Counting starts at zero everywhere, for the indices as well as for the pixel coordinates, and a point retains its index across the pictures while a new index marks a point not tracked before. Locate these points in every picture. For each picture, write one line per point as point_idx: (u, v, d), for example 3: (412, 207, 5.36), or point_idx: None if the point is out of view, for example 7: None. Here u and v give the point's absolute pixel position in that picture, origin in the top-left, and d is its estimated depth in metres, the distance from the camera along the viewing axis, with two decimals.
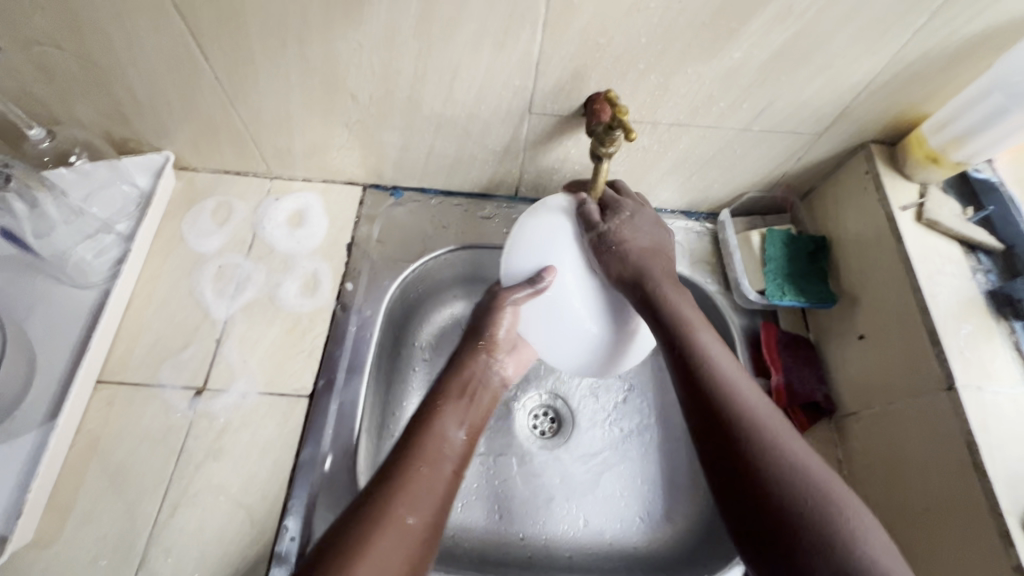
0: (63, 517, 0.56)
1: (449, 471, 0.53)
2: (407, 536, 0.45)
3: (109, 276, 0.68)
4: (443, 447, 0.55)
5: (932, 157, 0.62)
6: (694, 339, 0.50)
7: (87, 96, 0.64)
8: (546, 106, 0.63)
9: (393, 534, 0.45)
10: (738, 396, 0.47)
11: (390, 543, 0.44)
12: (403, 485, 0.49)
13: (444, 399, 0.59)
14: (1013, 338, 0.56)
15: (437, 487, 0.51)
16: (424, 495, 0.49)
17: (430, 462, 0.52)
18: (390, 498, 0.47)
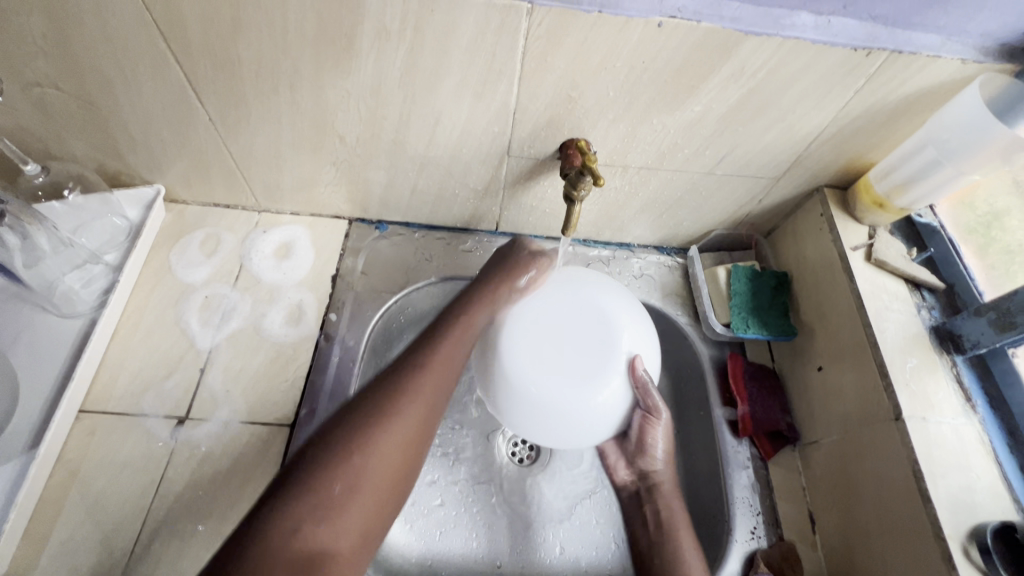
0: (38, 547, 0.56)
1: (436, 405, 0.49)
2: (386, 473, 0.44)
3: (96, 305, 0.69)
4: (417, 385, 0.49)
5: (879, 203, 0.67)
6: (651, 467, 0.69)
7: (84, 132, 0.66)
8: (523, 150, 0.67)
9: (369, 463, 0.43)
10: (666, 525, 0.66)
11: (362, 476, 0.43)
12: (387, 418, 0.46)
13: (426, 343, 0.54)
14: (955, 371, 0.60)
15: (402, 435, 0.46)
16: (406, 433, 0.46)
17: (420, 398, 0.48)
18: (372, 429, 0.45)
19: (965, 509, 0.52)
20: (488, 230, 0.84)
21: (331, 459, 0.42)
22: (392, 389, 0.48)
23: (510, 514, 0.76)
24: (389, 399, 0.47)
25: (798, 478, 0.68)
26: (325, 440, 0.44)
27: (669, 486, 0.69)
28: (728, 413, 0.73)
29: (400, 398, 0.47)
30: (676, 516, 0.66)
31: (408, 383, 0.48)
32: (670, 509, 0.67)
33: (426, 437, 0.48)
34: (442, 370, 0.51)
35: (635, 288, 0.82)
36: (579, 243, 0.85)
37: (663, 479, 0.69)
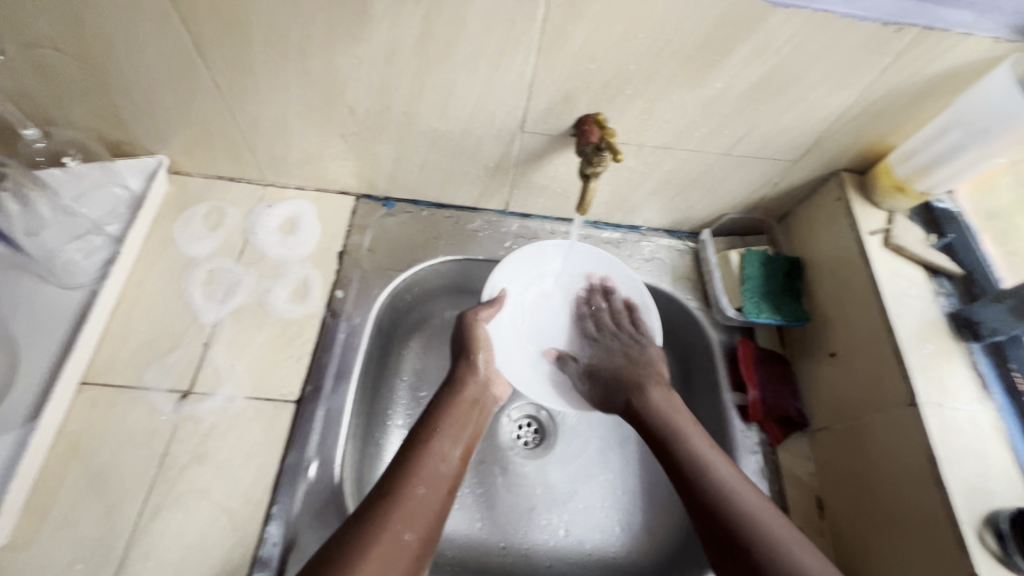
0: (39, 519, 0.56)
1: (442, 490, 0.58)
2: (400, 551, 0.50)
3: (97, 277, 0.67)
4: (440, 466, 0.59)
5: (898, 187, 0.66)
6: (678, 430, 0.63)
7: (84, 98, 0.64)
8: (537, 126, 0.65)
9: (386, 541, 0.50)
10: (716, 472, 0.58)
11: (381, 553, 0.49)
12: (398, 505, 0.53)
13: (443, 420, 0.64)
14: (971, 358, 0.59)
15: (431, 505, 0.56)
16: (416, 517, 0.54)
17: (428, 484, 0.57)
18: (388, 520, 0.52)
19: (980, 495, 0.51)
20: (498, 210, 0.82)
21: (357, 539, 0.49)
22: (407, 469, 0.57)
23: (514, 496, 0.75)
24: (396, 487, 0.55)
25: (807, 464, 0.68)
26: (349, 524, 0.51)
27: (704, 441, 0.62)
28: (737, 399, 0.72)
29: (407, 484, 0.56)
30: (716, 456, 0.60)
31: (417, 469, 0.58)
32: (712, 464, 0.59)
33: (434, 521, 0.55)
34: (440, 455, 0.60)
35: (645, 271, 0.81)
36: (589, 225, 0.84)
37: (647, 381, 0.69)
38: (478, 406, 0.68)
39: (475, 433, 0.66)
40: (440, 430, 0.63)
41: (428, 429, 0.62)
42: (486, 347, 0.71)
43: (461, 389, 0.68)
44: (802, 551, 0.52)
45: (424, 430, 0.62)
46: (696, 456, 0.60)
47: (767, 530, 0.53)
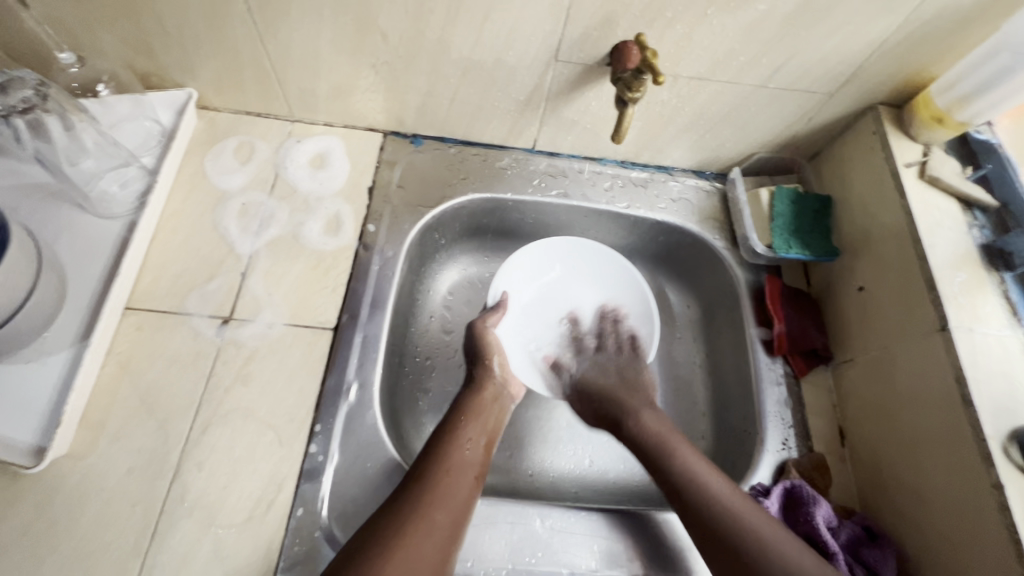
0: (97, 432, 0.58)
1: (470, 476, 0.57)
2: (434, 534, 0.51)
3: (134, 208, 0.68)
4: (464, 454, 0.59)
5: (937, 118, 0.65)
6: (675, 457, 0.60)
7: (115, 25, 0.63)
8: (573, 54, 0.65)
9: (419, 526, 0.51)
10: (716, 505, 0.54)
11: (413, 537, 0.50)
12: (430, 490, 0.54)
13: (465, 415, 0.64)
14: (1003, 287, 0.60)
15: (460, 492, 0.55)
16: (447, 501, 0.54)
17: (456, 471, 0.57)
18: (420, 505, 0.52)
19: (1005, 413, 0.53)
20: (525, 148, 0.82)
21: (390, 522, 0.50)
22: (432, 459, 0.57)
23: (536, 429, 0.78)
24: (424, 473, 0.56)
25: (830, 396, 0.70)
26: (383, 507, 0.52)
27: (683, 446, 0.61)
28: (763, 333, 0.73)
29: (435, 470, 0.56)
30: (682, 450, 0.61)
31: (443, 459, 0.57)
32: (703, 481, 0.57)
33: (466, 506, 0.55)
34: (466, 447, 0.60)
35: (672, 211, 0.81)
36: (616, 164, 0.83)
37: (643, 407, 0.68)
38: (500, 401, 0.68)
39: (497, 425, 0.66)
40: (465, 423, 0.63)
41: (451, 422, 0.62)
42: (498, 351, 0.71)
43: (479, 389, 0.67)
44: (720, 487, 0.56)
45: (446, 425, 0.62)
46: (665, 443, 0.62)
47: (740, 521, 0.53)
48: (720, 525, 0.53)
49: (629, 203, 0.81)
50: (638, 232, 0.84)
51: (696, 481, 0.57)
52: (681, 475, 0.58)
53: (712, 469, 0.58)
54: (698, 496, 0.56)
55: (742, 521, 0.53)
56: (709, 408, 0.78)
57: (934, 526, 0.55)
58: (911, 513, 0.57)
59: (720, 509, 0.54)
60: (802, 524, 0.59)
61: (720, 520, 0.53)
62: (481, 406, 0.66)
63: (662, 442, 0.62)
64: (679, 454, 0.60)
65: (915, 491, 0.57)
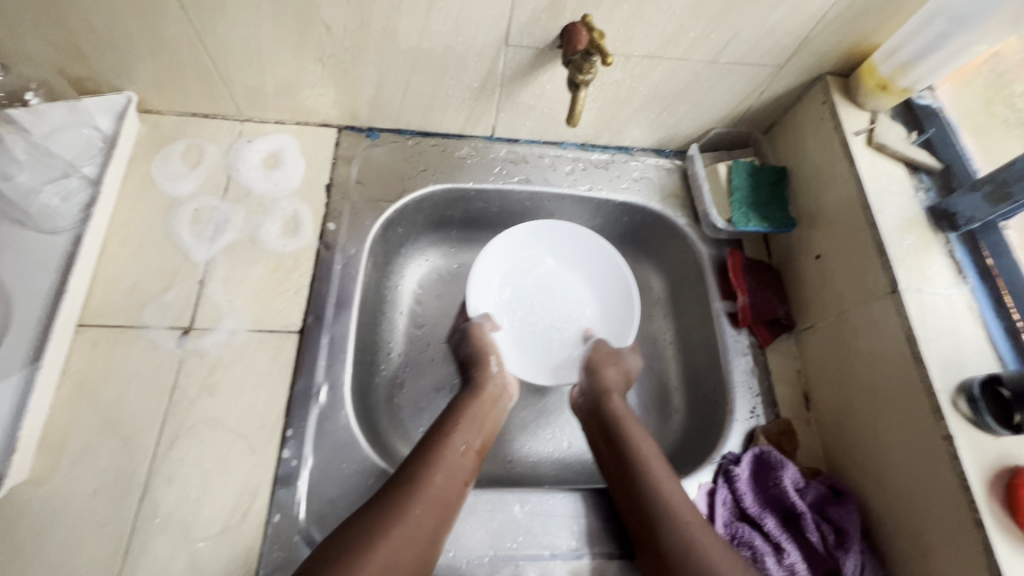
0: (57, 455, 0.56)
1: (462, 481, 0.58)
2: (419, 535, 0.51)
3: (79, 220, 0.66)
4: (458, 458, 0.59)
5: (882, 85, 0.67)
6: (627, 436, 0.63)
7: (40, 27, 0.60)
8: (523, 39, 0.64)
9: (406, 526, 0.51)
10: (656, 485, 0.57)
11: (399, 538, 0.50)
12: (419, 492, 0.54)
13: (462, 415, 0.63)
14: (948, 247, 0.62)
15: (449, 497, 0.55)
16: (433, 502, 0.54)
17: (446, 473, 0.57)
18: (407, 505, 0.52)
19: (953, 367, 0.55)
20: (484, 135, 0.81)
21: (380, 520, 0.50)
22: (424, 460, 0.57)
23: (438, 395, 0.77)
24: (418, 473, 0.55)
25: (794, 362, 0.72)
26: (371, 505, 0.52)
27: (636, 428, 0.64)
28: (728, 306, 0.75)
29: (427, 471, 0.56)
30: (635, 427, 0.64)
31: (436, 462, 0.57)
32: (638, 454, 0.61)
33: (452, 510, 0.55)
34: (456, 452, 0.59)
35: (634, 190, 0.81)
36: (577, 147, 0.83)
37: (612, 396, 0.68)
38: (500, 403, 0.68)
39: (493, 430, 0.65)
40: (460, 424, 0.62)
41: (447, 424, 0.62)
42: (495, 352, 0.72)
43: (479, 393, 0.67)
44: (654, 465, 0.59)
45: (443, 425, 0.62)
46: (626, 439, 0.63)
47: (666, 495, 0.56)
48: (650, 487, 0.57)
49: (591, 185, 0.81)
50: (602, 214, 0.84)
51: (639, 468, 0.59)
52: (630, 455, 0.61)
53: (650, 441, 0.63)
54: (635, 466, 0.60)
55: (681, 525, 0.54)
56: (680, 382, 0.80)
57: (890, 477, 0.57)
58: (869, 467, 0.60)
59: (652, 491, 0.57)
60: (772, 487, 0.61)
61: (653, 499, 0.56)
62: (480, 407, 0.65)
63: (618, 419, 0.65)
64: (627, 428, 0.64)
65: (871, 446, 0.60)
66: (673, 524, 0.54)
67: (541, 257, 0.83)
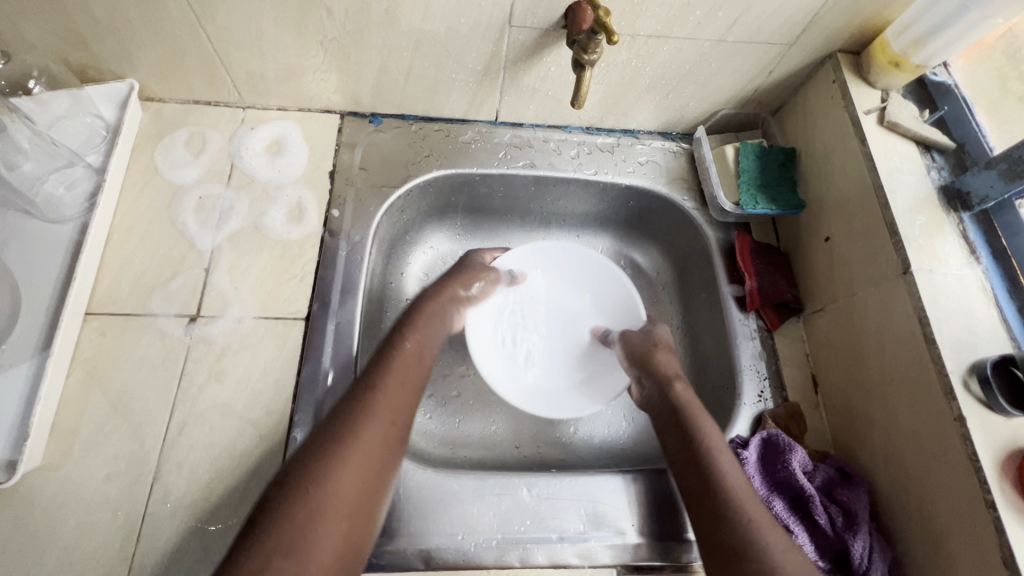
0: (69, 441, 0.57)
1: (418, 382, 0.57)
2: (387, 434, 0.50)
3: (84, 209, 0.66)
4: (398, 392, 0.54)
5: (894, 62, 0.65)
6: (692, 417, 0.59)
7: (40, 14, 0.59)
8: (526, 19, 0.63)
9: (376, 425, 0.50)
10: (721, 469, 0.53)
11: (371, 431, 0.49)
12: (354, 433, 0.48)
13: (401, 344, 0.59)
14: (961, 227, 0.61)
15: (384, 439, 0.50)
16: (368, 451, 0.48)
17: (382, 416, 0.51)
18: (337, 453, 0.46)
19: (966, 348, 0.54)
20: (488, 120, 0.80)
21: (347, 423, 0.49)
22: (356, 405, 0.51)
23: (426, 398, 0.75)
24: (377, 379, 0.54)
25: (803, 346, 0.72)
26: (335, 411, 0.51)
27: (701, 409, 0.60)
28: (735, 290, 0.74)
29: (386, 373, 0.54)
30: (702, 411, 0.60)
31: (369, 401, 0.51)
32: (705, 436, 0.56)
33: (412, 399, 0.55)
34: (411, 353, 0.58)
35: (640, 174, 0.80)
36: (582, 131, 0.82)
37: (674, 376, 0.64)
38: (451, 314, 0.67)
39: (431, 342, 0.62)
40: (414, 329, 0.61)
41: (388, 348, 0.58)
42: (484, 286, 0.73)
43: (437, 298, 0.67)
44: (722, 451, 0.55)
45: (396, 333, 0.60)
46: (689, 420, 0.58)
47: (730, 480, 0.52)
48: (713, 470, 0.53)
49: (596, 168, 0.80)
50: (608, 198, 0.84)
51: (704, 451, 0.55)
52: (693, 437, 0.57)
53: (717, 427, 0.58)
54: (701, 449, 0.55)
55: (745, 511, 0.50)
56: (687, 368, 0.79)
57: (900, 460, 0.57)
58: (879, 448, 0.60)
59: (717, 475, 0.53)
60: (780, 471, 0.60)
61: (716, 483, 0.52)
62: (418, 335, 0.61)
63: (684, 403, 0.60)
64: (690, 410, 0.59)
65: (882, 429, 0.59)
66: (734, 509, 0.50)
67: (541, 276, 0.81)
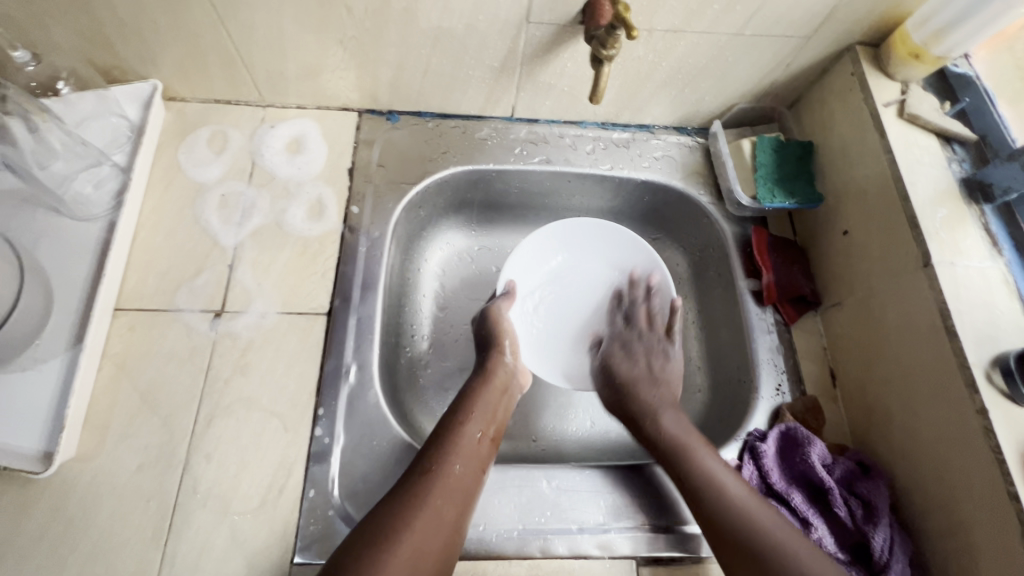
0: (101, 433, 0.58)
1: (477, 470, 0.57)
2: (441, 527, 0.51)
3: (111, 207, 0.67)
4: (472, 450, 0.58)
5: (915, 53, 0.65)
6: (687, 449, 0.59)
7: (68, 17, 0.61)
8: (544, 15, 0.63)
9: (437, 505, 0.52)
10: (731, 501, 0.54)
11: (424, 526, 0.50)
12: (435, 482, 0.53)
13: (474, 401, 0.63)
14: (983, 220, 0.60)
15: (462, 489, 0.55)
16: (450, 495, 0.53)
17: (462, 465, 0.56)
18: (421, 497, 0.52)
19: (988, 341, 0.54)
20: (503, 116, 0.81)
21: (417, 486, 0.53)
22: (433, 456, 0.56)
23: (445, 391, 0.76)
24: (436, 461, 0.55)
25: (820, 340, 0.72)
26: (390, 497, 0.52)
27: (694, 437, 0.61)
28: (752, 285, 0.74)
29: (444, 462, 0.55)
30: (706, 453, 0.59)
31: (447, 457, 0.56)
32: (704, 467, 0.57)
33: (470, 491, 0.55)
34: (474, 438, 0.59)
35: (656, 169, 0.81)
36: (597, 126, 0.82)
37: (662, 407, 0.66)
38: (509, 392, 0.67)
39: (502, 417, 0.64)
40: (473, 413, 0.61)
41: (460, 411, 0.62)
42: (511, 335, 0.71)
43: (491, 376, 0.66)
44: (730, 481, 0.56)
45: (454, 415, 0.61)
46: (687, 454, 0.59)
47: (749, 512, 0.54)
48: (725, 505, 0.54)
49: (612, 164, 0.81)
50: (623, 194, 0.84)
51: (714, 486, 0.56)
52: (693, 470, 0.57)
53: (734, 475, 0.57)
54: (703, 485, 0.56)
55: (778, 541, 0.51)
56: (704, 362, 0.80)
57: (921, 455, 0.57)
58: (900, 442, 0.60)
59: (733, 509, 0.54)
60: (800, 463, 0.61)
61: (733, 517, 0.53)
62: (495, 394, 0.65)
63: (684, 446, 0.60)
64: (688, 441, 0.60)
65: (901, 423, 0.60)
66: (761, 543, 0.51)
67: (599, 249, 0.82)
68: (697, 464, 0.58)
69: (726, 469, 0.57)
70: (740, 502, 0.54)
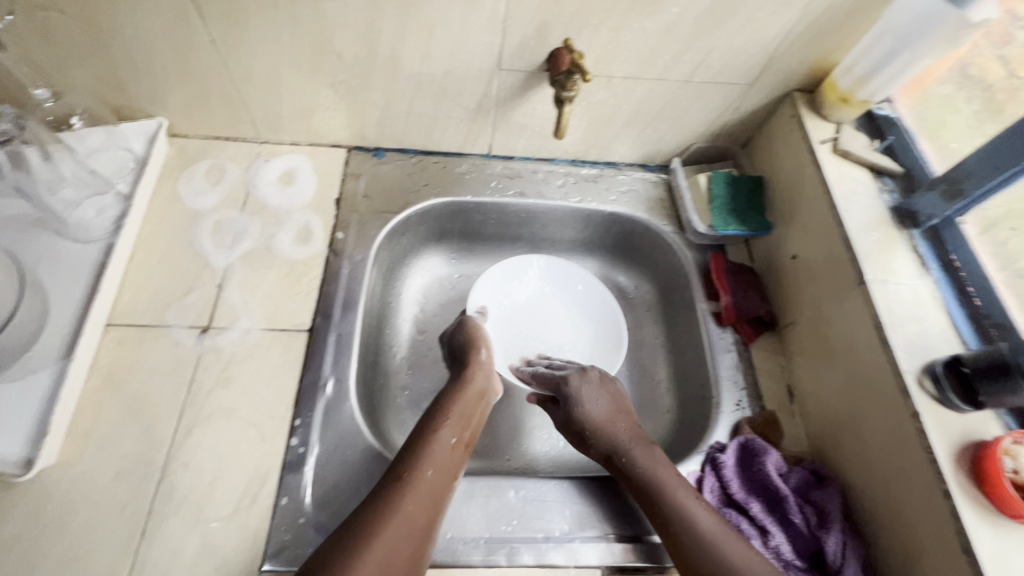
0: (83, 441, 0.61)
1: (449, 474, 0.59)
2: (413, 525, 0.52)
3: (111, 231, 0.72)
4: (446, 455, 0.60)
5: (843, 98, 0.72)
6: (665, 492, 0.57)
7: (87, 60, 0.68)
8: (513, 62, 0.71)
9: (411, 508, 0.53)
10: (706, 536, 0.52)
11: (395, 525, 0.51)
12: (409, 484, 0.55)
13: (449, 408, 0.66)
14: (912, 243, 0.66)
15: (434, 492, 0.56)
16: (422, 498, 0.55)
17: (436, 469, 0.58)
18: (394, 498, 0.53)
19: (919, 350, 0.58)
20: (481, 153, 0.88)
21: (393, 487, 0.55)
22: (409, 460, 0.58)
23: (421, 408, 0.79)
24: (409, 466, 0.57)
25: (778, 358, 0.75)
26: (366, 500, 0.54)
27: (678, 477, 0.58)
28: (712, 307, 0.79)
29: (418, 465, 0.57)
30: (678, 485, 0.57)
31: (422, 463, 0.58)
32: (692, 518, 0.53)
33: (442, 494, 0.57)
34: (450, 443, 0.61)
35: (622, 202, 0.87)
36: (568, 163, 0.90)
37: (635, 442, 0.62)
38: (483, 402, 0.69)
39: (474, 425, 0.66)
40: (448, 420, 0.64)
41: (436, 418, 0.64)
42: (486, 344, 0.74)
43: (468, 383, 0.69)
44: (705, 519, 0.53)
45: (431, 422, 0.64)
46: (676, 504, 0.55)
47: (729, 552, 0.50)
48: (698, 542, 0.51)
49: (582, 197, 0.87)
50: (593, 224, 0.90)
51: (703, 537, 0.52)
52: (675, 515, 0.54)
53: (706, 508, 0.55)
54: (676, 519, 0.54)
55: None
56: (671, 383, 0.83)
57: (869, 463, 0.60)
58: (849, 452, 0.62)
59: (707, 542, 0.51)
60: (757, 473, 0.63)
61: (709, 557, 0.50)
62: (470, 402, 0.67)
63: (656, 482, 0.58)
64: (669, 486, 0.57)
65: (848, 433, 0.63)
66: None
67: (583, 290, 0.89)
68: (673, 505, 0.55)
69: (695, 500, 0.56)
70: (711, 534, 0.52)
